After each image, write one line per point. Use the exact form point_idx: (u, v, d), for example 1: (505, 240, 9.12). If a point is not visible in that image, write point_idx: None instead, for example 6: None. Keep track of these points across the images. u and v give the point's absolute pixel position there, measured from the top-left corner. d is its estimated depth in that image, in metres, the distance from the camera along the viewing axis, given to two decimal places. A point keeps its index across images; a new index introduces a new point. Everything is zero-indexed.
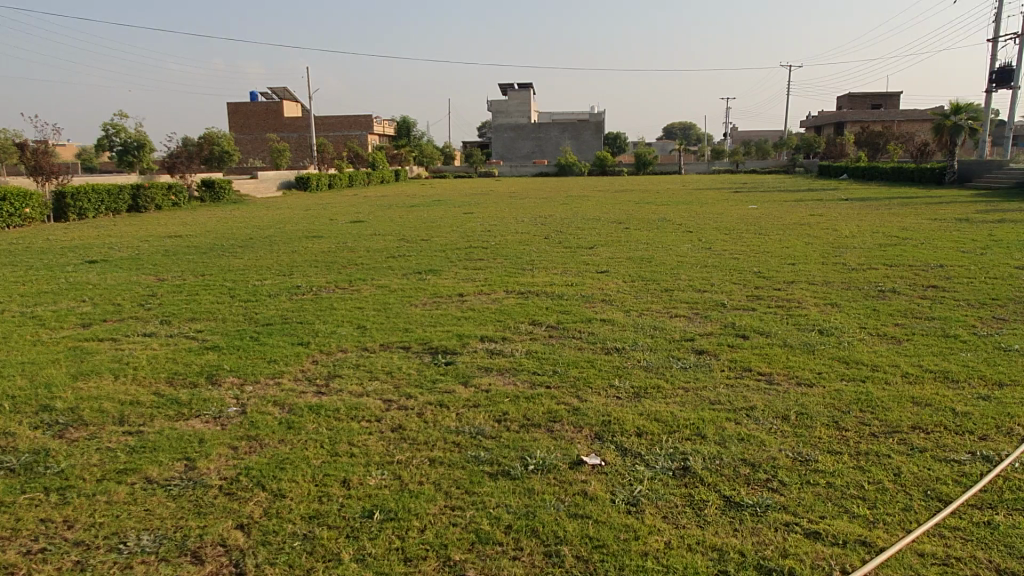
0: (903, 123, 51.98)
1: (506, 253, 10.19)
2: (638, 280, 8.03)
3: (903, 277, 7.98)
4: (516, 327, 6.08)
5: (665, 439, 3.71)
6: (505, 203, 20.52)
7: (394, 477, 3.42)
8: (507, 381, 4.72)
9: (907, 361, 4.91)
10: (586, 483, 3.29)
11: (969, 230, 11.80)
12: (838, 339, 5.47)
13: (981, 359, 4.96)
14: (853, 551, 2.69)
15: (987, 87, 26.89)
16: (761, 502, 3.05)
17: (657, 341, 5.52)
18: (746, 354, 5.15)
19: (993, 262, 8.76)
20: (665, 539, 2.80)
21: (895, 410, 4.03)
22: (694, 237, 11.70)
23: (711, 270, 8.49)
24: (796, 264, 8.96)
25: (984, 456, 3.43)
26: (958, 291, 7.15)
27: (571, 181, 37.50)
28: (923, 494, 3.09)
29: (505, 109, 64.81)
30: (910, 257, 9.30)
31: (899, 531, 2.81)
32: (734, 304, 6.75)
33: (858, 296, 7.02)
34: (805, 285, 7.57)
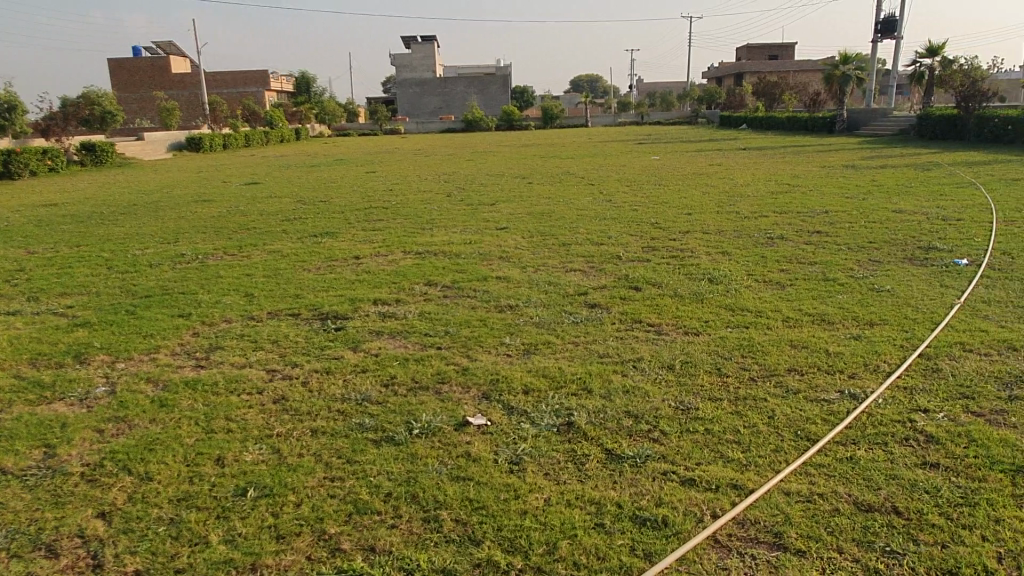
0: (798, 73, 53.84)
1: (407, 212, 9.98)
2: (536, 235, 8.02)
3: (791, 224, 8.26)
4: (409, 288, 5.94)
5: (552, 395, 3.71)
6: (410, 161, 20.06)
7: (272, 451, 3.28)
8: (397, 344, 4.61)
9: (789, 306, 5.09)
10: (470, 444, 3.25)
11: (854, 177, 12.33)
12: (726, 287, 5.63)
13: (855, 300, 5.20)
14: (724, 495, 2.76)
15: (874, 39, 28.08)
16: (640, 452, 3.09)
17: (550, 296, 5.51)
18: (637, 304, 5.23)
19: (874, 206, 9.19)
20: (545, 496, 2.80)
21: (774, 354, 4.17)
22: (596, 190, 11.79)
23: (610, 223, 8.58)
24: (692, 213, 9.16)
25: (851, 394, 3.60)
26: (840, 236, 7.47)
27: (480, 138, 37.13)
28: (794, 435, 3.21)
29: (410, 63, 63.31)
30: (799, 204, 9.65)
31: (769, 472, 2.91)
32: (629, 256, 6.81)
33: (746, 244, 7.23)
34: (699, 235, 7.74)
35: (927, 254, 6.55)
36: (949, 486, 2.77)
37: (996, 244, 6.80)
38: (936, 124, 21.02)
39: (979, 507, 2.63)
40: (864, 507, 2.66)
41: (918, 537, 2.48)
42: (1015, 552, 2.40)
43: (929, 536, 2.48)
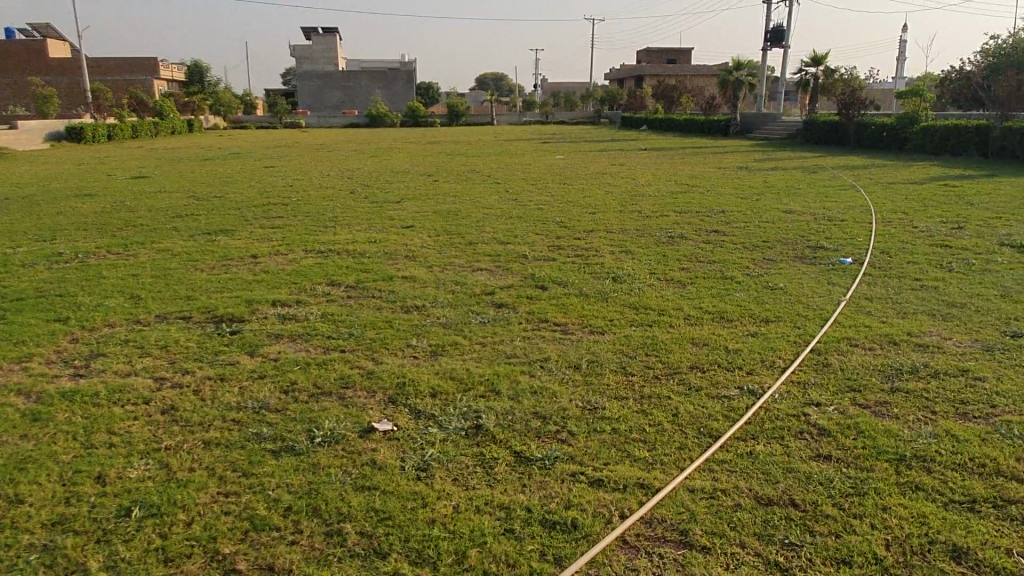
0: (695, 77, 55.88)
1: (308, 209, 9.65)
2: (442, 233, 7.92)
3: (690, 223, 8.53)
4: (311, 289, 5.73)
5: (459, 398, 3.64)
6: (311, 156, 19.48)
7: (161, 466, 3.06)
8: (298, 347, 4.43)
9: (689, 304, 5.23)
10: (375, 451, 3.14)
11: (748, 178, 12.87)
12: (629, 285, 5.73)
13: (751, 298, 5.40)
14: (631, 494, 2.78)
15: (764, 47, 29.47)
16: (549, 454, 3.07)
17: (457, 296, 5.44)
18: (543, 304, 5.23)
19: (766, 206, 9.61)
20: (453, 503, 2.73)
21: (676, 352, 4.27)
22: (502, 188, 11.80)
23: (516, 221, 8.59)
24: (596, 212, 9.30)
25: (750, 390, 3.73)
26: (735, 235, 7.76)
27: (385, 133, 36.55)
28: (697, 431, 3.29)
29: (311, 55, 61.57)
30: (697, 204, 9.98)
31: (674, 470, 2.95)
32: (535, 255, 6.83)
33: (648, 243, 7.39)
34: (603, 234, 7.86)
35: (815, 253, 6.90)
36: (841, 477, 2.89)
37: (876, 244, 7.25)
38: (820, 129, 22.29)
39: (868, 496, 2.76)
40: (764, 502, 2.74)
41: (814, 528, 2.57)
42: (902, 538, 2.52)
43: (824, 527, 2.58)
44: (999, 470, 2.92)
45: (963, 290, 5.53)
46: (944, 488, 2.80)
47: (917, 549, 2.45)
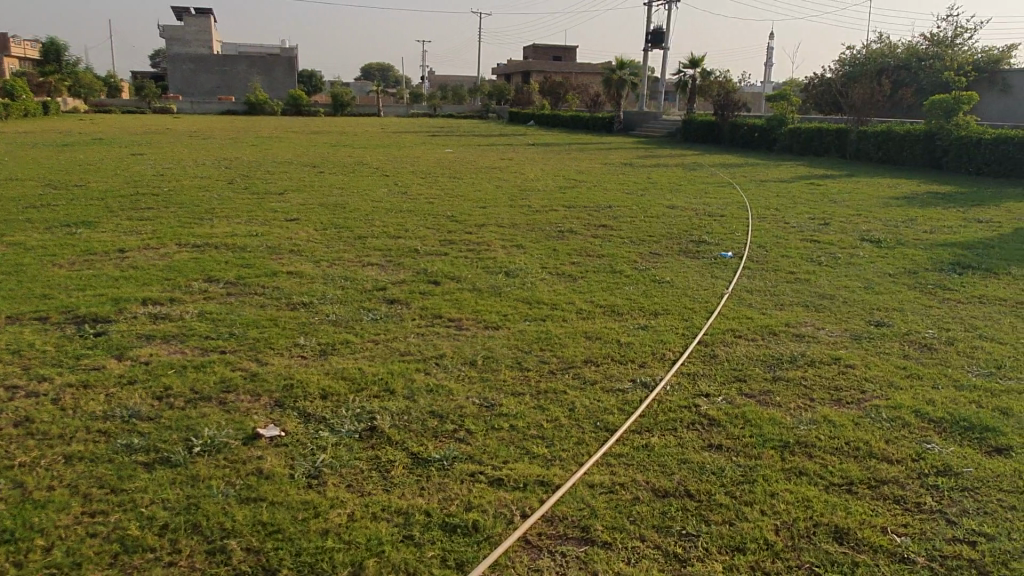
0: (580, 75, 57.03)
1: (182, 201, 9.04)
2: (329, 227, 7.63)
3: (579, 218, 8.65)
4: (186, 285, 5.35)
5: (352, 399, 3.49)
6: (183, 144, 18.36)
7: (13, 486, 2.74)
8: (173, 349, 4.11)
9: (581, 298, 5.28)
10: (262, 459, 2.95)
11: (632, 174, 13.25)
12: (522, 280, 5.72)
13: (640, 291, 5.53)
14: (532, 492, 2.74)
15: (645, 47, 30.43)
16: (447, 454, 2.99)
17: (347, 292, 5.24)
18: (437, 300, 5.13)
19: (651, 202, 9.90)
20: (348, 511, 2.60)
21: (570, 346, 4.28)
22: (391, 181, 11.54)
23: (406, 215, 8.41)
24: (487, 206, 9.26)
25: (643, 382, 3.80)
26: (623, 230, 7.93)
27: (266, 122, 35.10)
28: (594, 426, 3.30)
29: (183, 37, 58.11)
30: (585, 199, 10.13)
31: (572, 465, 2.95)
32: (427, 250, 6.71)
33: (539, 237, 7.43)
34: (494, 228, 7.83)
35: (698, 248, 7.16)
36: (731, 466, 2.98)
37: (752, 238, 7.62)
38: (697, 128, 23.31)
39: (758, 483, 2.86)
40: (661, 494, 2.78)
41: (709, 517, 2.63)
42: (790, 522, 2.61)
43: (717, 516, 2.64)
44: (872, 453, 3.10)
45: (830, 282, 5.89)
46: (824, 472, 2.94)
47: (804, 532, 2.56)
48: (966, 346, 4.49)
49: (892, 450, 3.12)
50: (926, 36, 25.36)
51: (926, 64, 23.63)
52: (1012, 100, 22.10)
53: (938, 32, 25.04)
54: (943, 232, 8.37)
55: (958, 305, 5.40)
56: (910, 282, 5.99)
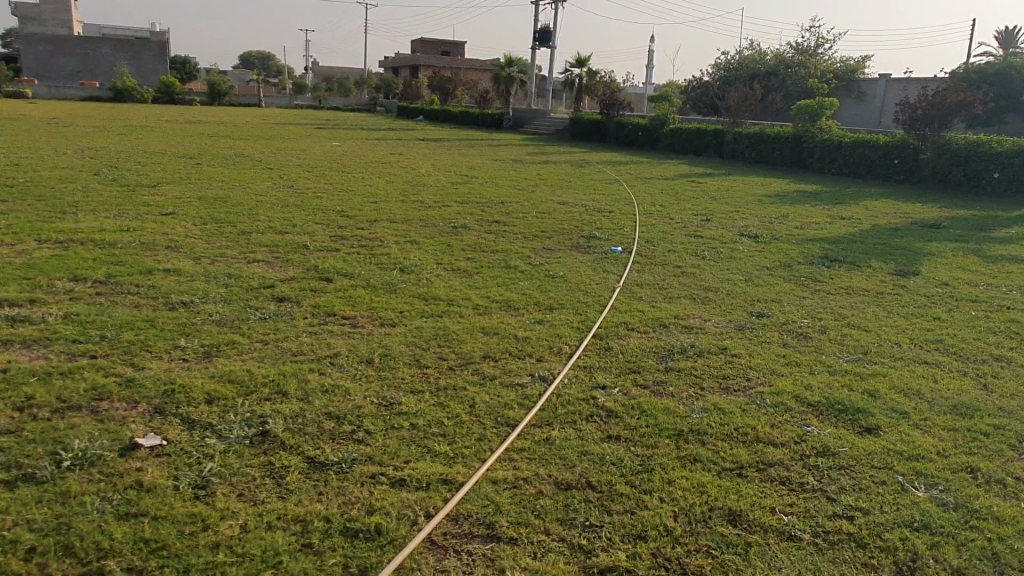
0: (469, 71, 57.01)
1: (40, 193, 8.29)
2: (210, 222, 7.23)
3: (471, 213, 8.64)
4: (47, 285, 4.90)
5: (240, 403, 3.31)
6: (42, 132, 16.90)
7: None
8: (34, 355, 3.75)
9: (477, 294, 5.26)
10: (142, 471, 2.74)
11: (522, 170, 13.38)
12: (417, 276, 5.63)
13: (535, 286, 5.57)
14: (435, 492, 2.69)
15: (532, 45, 30.77)
16: (345, 457, 2.88)
17: (231, 291, 4.98)
18: (328, 297, 4.95)
19: (542, 198, 10.02)
20: (241, 522, 2.46)
21: (468, 342, 4.25)
22: (275, 175, 11.08)
23: (293, 210, 8.10)
24: (377, 201, 9.07)
25: (541, 377, 3.82)
26: (516, 226, 7.98)
27: (136, 110, 32.93)
28: (495, 421, 3.29)
29: (36, 15, 53.44)
30: (477, 194, 10.12)
31: (475, 462, 2.92)
32: (316, 246, 6.47)
33: (433, 233, 7.34)
34: (387, 224, 7.67)
35: (588, 242, 7.31)
36: (630, 456, 3.05)
37: (640, 234, 7.85)
38: (584, 126, 23.85)
39: (656, 471, 2.93)
40: (564, 486, 2.80)
41: (611, 508, 2.67)
42: (688, 508, 2.69)
43: (619, 506, 2.68)
44: (759, 437, 3.26)
45: (714, 275, 6.17)
46: (716, 458, 3.06)
47: (700, 517, 2.64)
48: (837, 334, 4.82)
49: (777, 434, 3.29)
50: (792, 45, 27.10)
51: (793, 70, 25.24)
52: (866, 107, 24.02)
53: (802, 42, 26.82)
54: (811, 227, 8.95)
55: (828, 295, 5.79)
56: (785, 274, 6.37)
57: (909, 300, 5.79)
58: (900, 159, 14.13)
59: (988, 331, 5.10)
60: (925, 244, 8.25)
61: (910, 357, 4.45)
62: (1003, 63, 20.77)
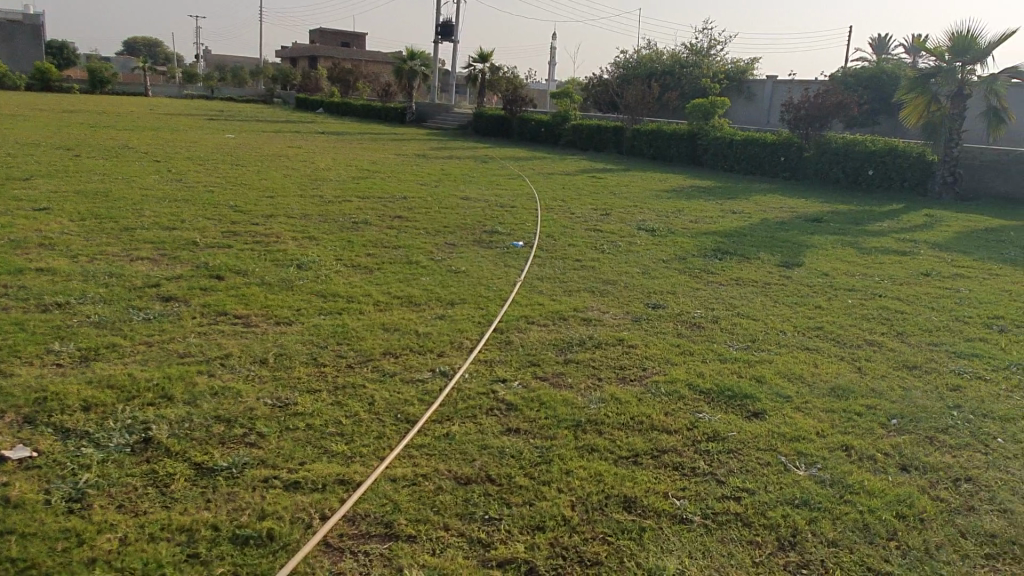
0: (371, 63, 55.98)
1: None
2: (89, 217, 6.79)
3: (373, 209, 8.49)
4: None
5: (122, 409, 3.12)
6: None
7: None
8: None
9: (378, 290, 5.17)
10: (9, 486, 2.53)
11: (425, 165, 13.28)
12: (315, 273, 5.48)
13: (437, 282, 5.54)
14: (331, 493, 2.62)
15: (434, 39, 30.52)
16: (236, 461, 2.77)
17: (112, 290, 4.68)
18: (220, 296, 4.75)
19: (445, 193, 9.97)
20: (120, 535, 2.32)
21: (368, 339, 4.17)
22: (162, 168, 10.52)
23: (182, 205, 7.71)
24: (273, 196, 8.77)
25: (442, 372, 3.80)
26: (418, 221, 7.90)
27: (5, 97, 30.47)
28: (394, 418, 3.24)
29: None
30: (378, 189, 9.96)
31: (373, 461, 2.87)
32: (207, 242, 6.19)
33: (332, 229, 7.17)
34: (283, 219, 7.43)
35: (491, 237, 7.33)
36: (529, 447, 3.08)
37: (542, 229, 7.94)
38: (487, 122, 23.89)
39: (555, 462, 2.97)
40: (463, 481, 2.79)
41: (510, 500, 2.68)
42: (585, 497, 2.74)
43: (518, 498, 2.70)
44: (653, 425, 3.36)
45: (613, 269, 6.31)
46: (613, 446, 3.14)
47: (597, 505, 2.70)
48: (727, 323, 5.03)
49: (671, 421, 3.41)
50: (687, 45, 28.06)
51: (688, 70, 26.16)
52: (755, 107, 25.20)
53: (696, 42, 27.82)
54: (705, 221, 9.31)
55: (719, 287, 6.03)
56: (681, 267, 6.59)
57: (793, 290, 6.11)
58: (786, 157, 14.90)
59: (862, 318, 5.46)
60: (808, 237, 8.74)
61: (793, 343, 4.71)
62: (875, 68, 22.27)
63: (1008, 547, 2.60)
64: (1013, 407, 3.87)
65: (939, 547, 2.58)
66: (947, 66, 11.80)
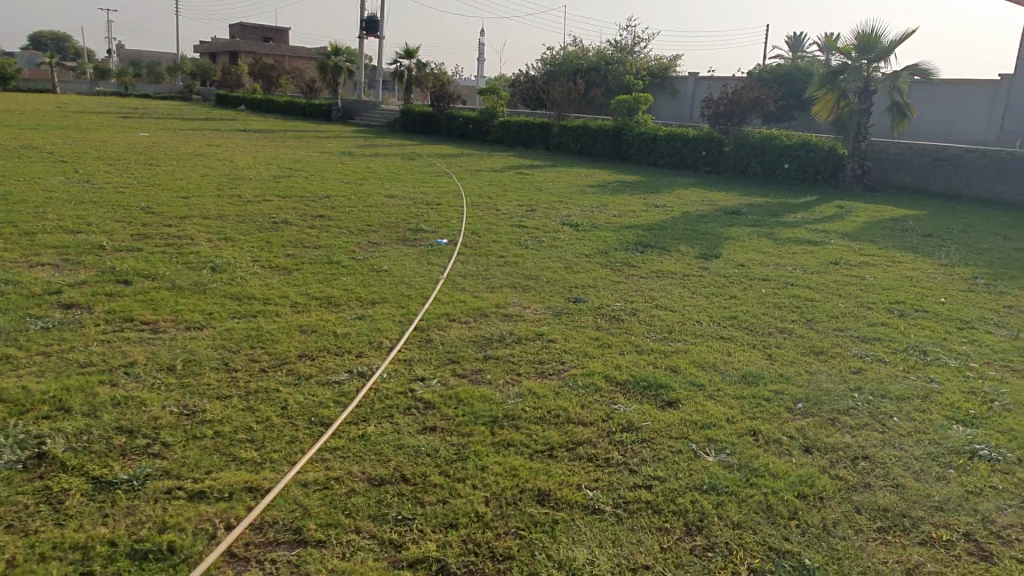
0: (294, 59, 54.62)
1: None
2: None
3: (294, 208, 8.32)
4: None
5: (13, 424, 2.96)
6: None
7: None
8: None
9: (296, 291, 5.07)
10: None
11: (350, 163, 13.08)
12: (230, 275, 5.33)
13: (358, 282, 5.46)
14: (238, 501, 2.56)
15: (359, 34, 30.02)
16: (138, 473, 2.67)
17: (7, 299, 4.44)
18: (127, 301, 4.56)
19: (370, 192, 9.84)
20: (7, 557, 2.20)
21: (283, 342, 4.08)
22: (69, 168, 10.02)
23: (90, 208, 7.38)
24: (189, 197, 8.49)
25: (359, 373, 3.76)
26: (340, 220, 7.78)
27: None
28: (308, 422, 3.18)
29: None
30: (300, 188, 9.75)
31: (284, 466, 2.81)
32: (115, 246, 5.94)
33: (250, 229, 6.98)
34: (198, 220, 7.20)
35: (415, 235, 7.28)
36: (445, 445, 3.08)
37: (467, 226, 7.93)
38: (415, 119, 23.71)
39: (471, 459, 2.98)
40: (377, 482, 2.77)
41: (424, 499, 2.67)
42: (500, 493, 2.76)
43: (432, 496, 2.69)
44: (569, 418, 3.40)
45: (536, 264, 6.36)
46: (529, 441, 3.16)
47: (511, 500, 2.72)
48: (645, 315, 5.14)
49: (587, 413, 3.46)
50: (612, 42, 28.46)
51: (613, 67, 26.54)
52: (678, 103, 25.79)
53: (620, 40, 28.28)
54: (628, 216, 9.47)
55: (639, 280, 6.14)
56: (603, 261, 6.69)
57: (710, 282, 6.29)
58: (707, 152, 15.30)
59: (774, 307, 5.66)
60: (726, 229, 9.00)
61: (708, 333, 4.85)
62: (791, 65, 23.09)
63: (899, 520, 2.74)
64: (909, 387, 4.08)
65: (836, 523, 2.70)
66: (854, 63, 12.31)
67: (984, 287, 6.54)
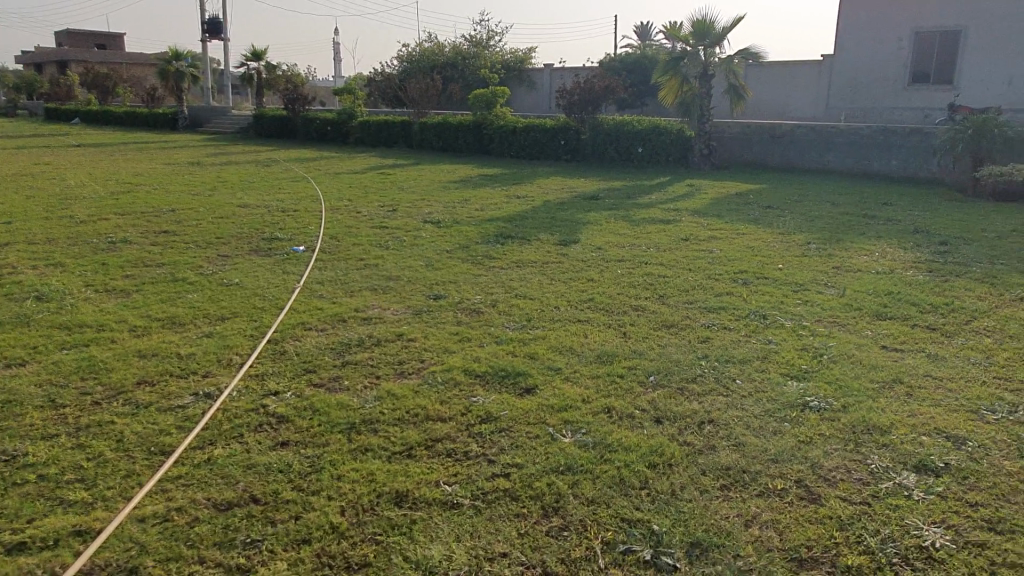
0: (133, 66, 51.04)
1: None
2: None
3: (135, 225, 7.79)
4: None
5: None
6: None
7: None
8: None
9: (135, 314, 4.75)
10: None
11: (199, 173, 12.41)
12: (59, 303, 4.91)
13: (206, 298, 5.19)
14: (64, 548, 2.36)
15: (201, 38, 28.49)
16: None
17: None
18: None
19: (220, 203, 9.37)
20: None
21: (119, 370, 3.81)
22: None
23: None
24: (11, 221, 7.75)
25: (205, 394, 3.56)
26: (186, 234, 7.35)
27: None
28: (146, 452, 2.98)
29: None
30: (142, 204, 9.14)
31: (118, 503, 2.62)
32: None
33: (83, 252, 6.46)
34: (23, 246, 6.59)
35: (269, 244, 7.00)
36: (298, 459, 2.97)
37: (325, 231, 7.72)
38: (270, 123, 22.82)
39: (326, 470, 2.89)
40: (224, 507, 2.63)
41: (275, 518, 2.57)
42: (356, 501, 2.70)
43: (284, 513, 2.60)
44: (428, 416, 3.38)
45: (396, 264, 6.28)
46: (387, 444, 3.11)
47: (368, 506, 2.66)
48: (505, 305, 5.19)
49: (446, 409, 3.45)
50: (467, 37, 28.56)
51: (470, 62, 26.63)
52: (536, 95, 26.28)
53: (475, 34, 28.44)
54: (490, 209, 9.54)
55: (500, 271, 6.20)
56: (464, 256, 6.71)
57: (569, 267, 6.45)
58: (566, 141, 15.70)
59: (629, 286, 5.89)
60: (585, 215, 9.26)
61: (565, 318, 4.97)
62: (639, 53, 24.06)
63: (739, 476, 2.92)
64: (749, 350, 4.36)
65: (682, 487, 2.84)
66: (692, 50, 13.03)
67: (815, 251, 7.09)
